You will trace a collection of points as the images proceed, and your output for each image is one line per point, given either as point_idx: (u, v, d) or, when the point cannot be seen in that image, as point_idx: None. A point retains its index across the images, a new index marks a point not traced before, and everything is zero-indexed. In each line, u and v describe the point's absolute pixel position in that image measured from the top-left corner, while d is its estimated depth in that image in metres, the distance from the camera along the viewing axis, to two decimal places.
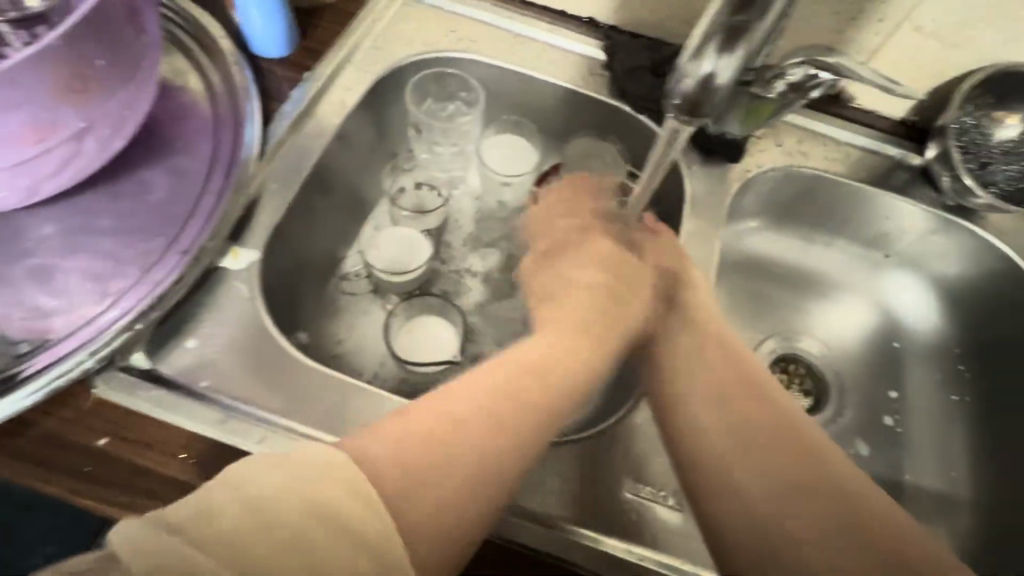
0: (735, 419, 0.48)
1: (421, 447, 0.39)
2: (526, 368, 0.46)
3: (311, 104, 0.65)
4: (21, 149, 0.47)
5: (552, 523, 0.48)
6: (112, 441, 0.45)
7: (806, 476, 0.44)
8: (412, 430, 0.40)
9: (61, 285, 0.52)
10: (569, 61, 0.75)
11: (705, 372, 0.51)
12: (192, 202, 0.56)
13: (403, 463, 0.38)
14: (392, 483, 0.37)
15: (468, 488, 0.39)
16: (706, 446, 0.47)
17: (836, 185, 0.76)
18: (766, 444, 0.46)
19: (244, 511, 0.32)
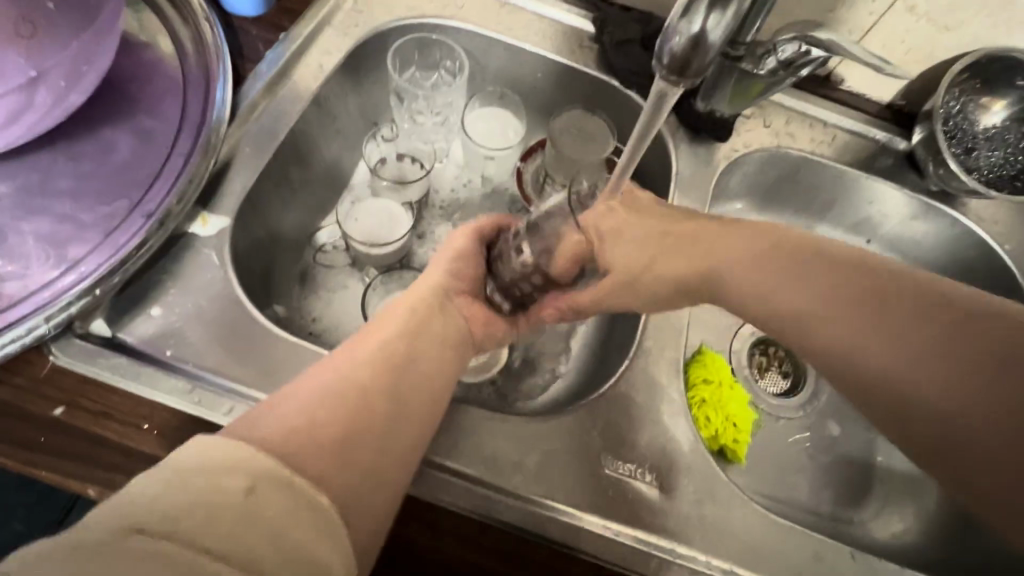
0: (861, 315, 0.42)
1: (317, 413, 0.37)
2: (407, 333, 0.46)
3: (287, 66, 0.62)
4: None
5: (528, 498, 0.48)
6: (68, 410, 0.43)
7: (940, 324, 0.41)
8: (306, 401, 0.38)
9: (14, 246, 0.49)
10: (558, 32, 0.73)
11: (832, 285, 0.44)
12: (158, 164, 0.53)
13: (303, 433, 0.36)
14: (304, 450, 0.35)
15: (381, 447, 0.39)
16: (828, 348, 0.43)
17: (821, 167, 0.75)
18: (882, 314, 0.42)
19: (167, 480, 0.29)
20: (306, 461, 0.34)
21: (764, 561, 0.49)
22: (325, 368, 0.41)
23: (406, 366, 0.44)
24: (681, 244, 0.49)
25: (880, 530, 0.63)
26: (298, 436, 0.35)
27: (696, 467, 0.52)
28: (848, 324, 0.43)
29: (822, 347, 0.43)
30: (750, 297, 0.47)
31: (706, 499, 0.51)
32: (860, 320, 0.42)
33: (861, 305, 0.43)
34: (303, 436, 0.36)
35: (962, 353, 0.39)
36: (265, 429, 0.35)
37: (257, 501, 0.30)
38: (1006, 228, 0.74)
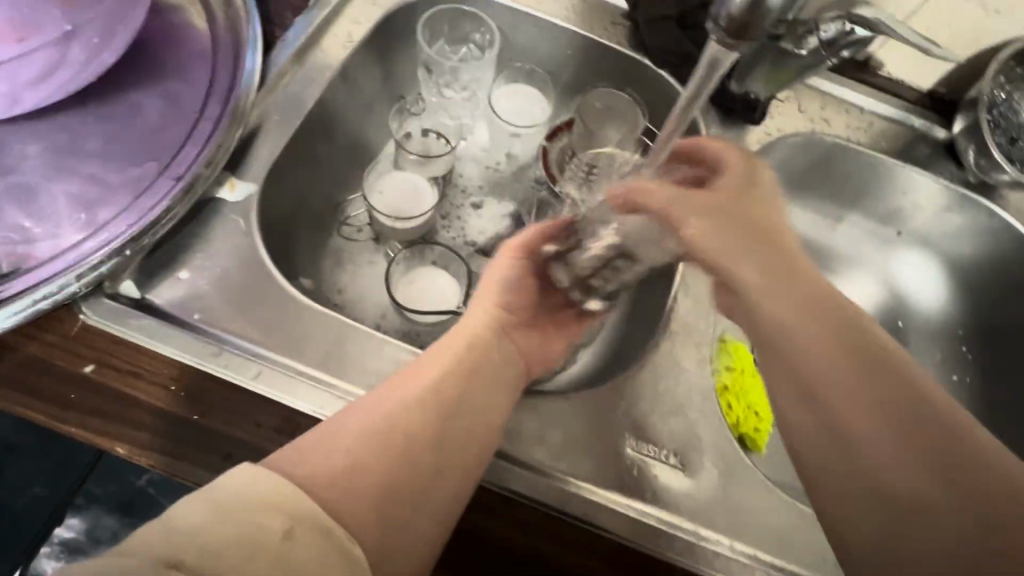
0: (865, 378, 0.40)
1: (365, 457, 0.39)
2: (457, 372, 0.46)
3: (316, 35, 0.61)
4: None
5: (552, 474, 0.48)
6: (96, 369, 0.43)
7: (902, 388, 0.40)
8: (351, 439, 0.39)
9: (43, 206, 0.49)
10: (589, 8, 0.72)
11: (818, 312, 0.41)
12: (187, 127, 0.53)
13: (356, 472, 0.38)
14: (343, 496, 0.37)
15: (418, 493, 0.40)
16: (837, 399, 0.40)
17: (857, 154, 0.73)
18: (916, 412, 0.39)
19: (210, 511, 0.32)
20: (351, 505, 0.37)
21: (788, 548, 0.48)
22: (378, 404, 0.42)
23: (454, 416, 0.44)
24: (764, 246, 0.42)
25: None
26: (340, 473, 0.38)
27: (721, 453, 0.52)
28: (851, 400, 0.40)
29: (845, 424, 0.40)
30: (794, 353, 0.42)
31: (731, 483, 0.50)
32: (862, 395, 0.40)
33: (847, 348, 0.41)
34: (357, 475, 0.38)
35: (904, 438, 0.39)
36: (320, 468, 0.37)
37: (295, 545, 0.33)
38: None
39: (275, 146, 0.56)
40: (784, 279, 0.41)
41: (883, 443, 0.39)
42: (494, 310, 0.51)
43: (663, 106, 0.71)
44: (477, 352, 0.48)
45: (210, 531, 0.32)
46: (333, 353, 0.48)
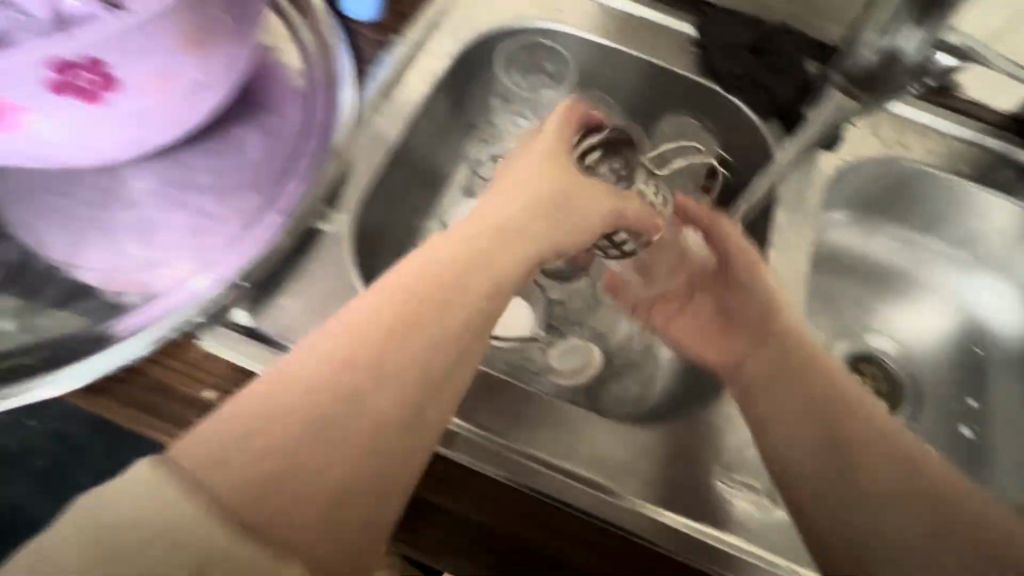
0: (825, 409, 0.48)
1: (358, 398, 0.36)
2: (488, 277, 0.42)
3: (400, 70, 0.64)
4: (138, 101, 0.47)
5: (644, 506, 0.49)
6: (219, 396, 0.46)
7: (865, 430, 0.47)
8: (342, 355, 0.36)
9: (159, 239, 0.52)
10: (659, 35, 0.73)
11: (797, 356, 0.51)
12: (285, 163, 0.56)
13: (358, 415, 0.36)
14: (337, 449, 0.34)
15: (296, 469, 0.33)
16: (785, 427, 0.49)
17: (936, 178, 0.72)
18: (875, 447, 0.46)
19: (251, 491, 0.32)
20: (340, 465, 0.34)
21: None
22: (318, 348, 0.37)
23: (393, 363, 0.37)
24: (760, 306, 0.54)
25: None
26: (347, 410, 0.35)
27: None
28: (801, 427, 0.48)
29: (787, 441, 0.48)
30: (772, 400, 0.50)
31: None
32: (849, 434, 0.46)
33: (816, 387, 0.49)
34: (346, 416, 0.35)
35: (860, 462, 0.45)
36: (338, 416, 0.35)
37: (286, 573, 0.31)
38: None
39: (366, 178, 0.58)
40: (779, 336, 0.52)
41: (873, 471, 0.45)
42: (547, 256, 0.45)
43: (735, 132, 0.71)
44: (452, 268, 0.41)
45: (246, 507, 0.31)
46: None
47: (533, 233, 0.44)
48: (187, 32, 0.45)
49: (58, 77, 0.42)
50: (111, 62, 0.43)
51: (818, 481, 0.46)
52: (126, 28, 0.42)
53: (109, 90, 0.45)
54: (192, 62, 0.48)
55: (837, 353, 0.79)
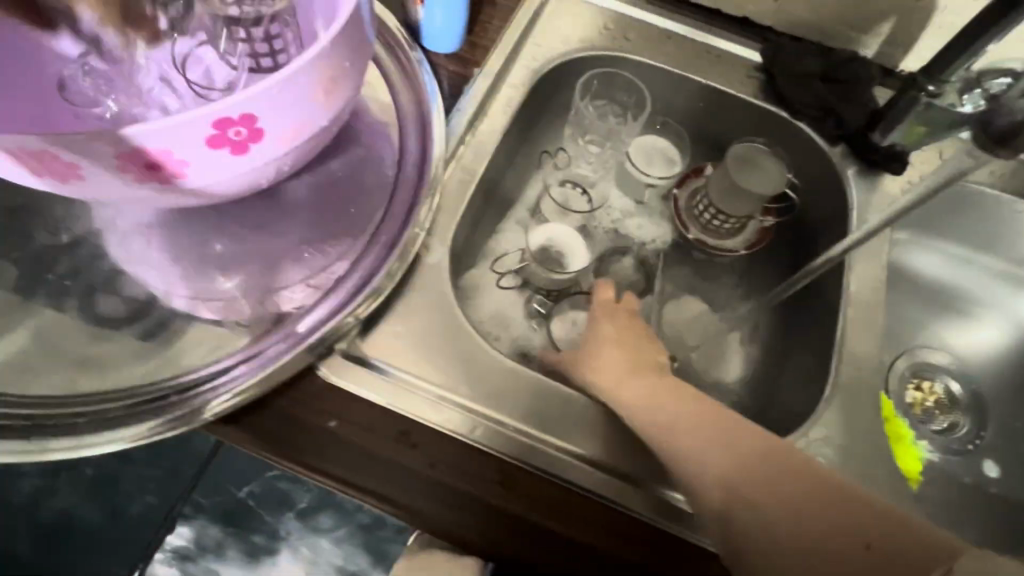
0: (769, 475, 0.43)
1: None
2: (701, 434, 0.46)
3: (483, 101, 0.66)
4: (274, 150, 0.45)
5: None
6: (342, 424, 0.49)
7: (816, 513, 0.40)
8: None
9: (269, 270, 0.54)
10: (726, 61, 0.74)
11: (714, 431, 0.46)
12: (384, 193, 0.58)
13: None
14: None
15: None
16: (738, 506, 0.42)
17: (1000, 199, 0.75)
18: (797, 517, 0.40)
19: None
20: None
21: None
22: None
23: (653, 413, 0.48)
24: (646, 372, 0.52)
25: None
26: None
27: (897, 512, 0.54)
28: (738, 501, 0.43)
29: (768, 553, 0.40)
30: (736, 492, 0.43)
31: None
32: (816, 525, 0.40)
33: (741, 449, 0.45)
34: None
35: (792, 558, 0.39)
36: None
37: None
38: None
39: (459, 208, 0.61)
40: (692, 415, 0.47)
41: (776, 545, 0.40)
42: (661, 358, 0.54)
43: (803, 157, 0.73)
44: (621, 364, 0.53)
45: None
46: (531, 408, 0.54)
47: (608, 380, 0.53)
48: (330, 79, 0.44)
49: (213, 133, 0.41)
50: (262, 117, 0.42)
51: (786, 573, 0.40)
52: (280, 84, 0.41)
53: (256, 140, 0.43)
54: (325, 107, 0.46)
55: (897, 369, 0.81)
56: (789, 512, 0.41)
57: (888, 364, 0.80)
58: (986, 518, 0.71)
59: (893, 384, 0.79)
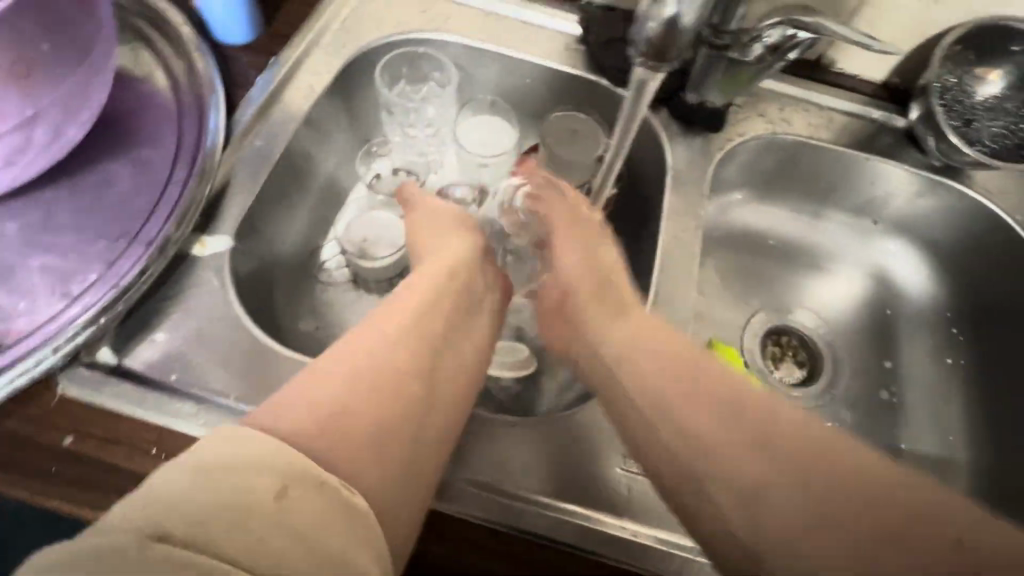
0: (725, 409, 0.41)
1: (394, 396, 0.40)
2: (427, 355, 0.44)
3: (279, 89, 0.64)
4: None
5: (545, 501, 0.48)
6: (77, 440, 0.44)
7: (776, 436, 0.39)
8: (358, 404, 0.39)
9: (17, 283, 0.50)
10: (543, 34, 0.74)
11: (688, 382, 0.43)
12: (155, 191, 0.55)
13: (397, 421, 0.39)
14: (342, 452, 0.36)
15: (421, 401, 0.41)
16: (716, 455, 0.39)
17: (821, 150, 0.74)
18: (784, 453, 0.38)
19: (198, 483, 0.30)
20: (386, 496, 0.36)
21: None
22: (318, 385, 0.39)
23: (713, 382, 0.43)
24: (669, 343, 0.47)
25: None
26: (336, 431, 0.37)
27: None
28: (731, 452, 0.39)
29: (710, 449, 0.40)
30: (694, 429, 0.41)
31: None
32: (773, 466, 0.38)
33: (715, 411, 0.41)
34: (399, 416, 0.40)
35: (755, 425, 0.40)
36: (289, 419, 0.36)
37: (287, 502, 0.31)
38: (1016, 198, 0.71)
39: (244, 201, 0.57)
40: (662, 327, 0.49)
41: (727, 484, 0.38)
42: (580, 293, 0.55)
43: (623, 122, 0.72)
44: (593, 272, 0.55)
45: (308, 442, 0.36)
46: None
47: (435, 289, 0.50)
48: (10, 56, 0.42)
49: None
50: None
51: (661, 437, 0.42)
52: None
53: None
54: (16, 95, 0.44)
55: (755, 327, 0.79)
56: (766, 443, 0.39)
57: (745, 319, 0.79)
58: None
59: (750, 342, 0.78)
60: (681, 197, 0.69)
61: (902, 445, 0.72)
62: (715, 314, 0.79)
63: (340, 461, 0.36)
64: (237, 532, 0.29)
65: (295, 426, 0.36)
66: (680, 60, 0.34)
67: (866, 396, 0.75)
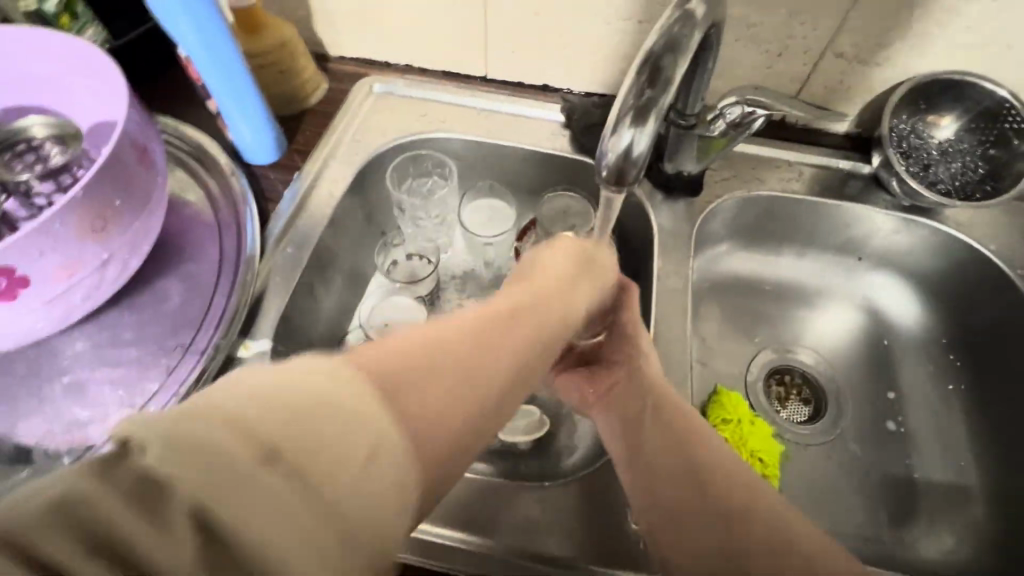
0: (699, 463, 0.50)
1: (470, 364, 0.34)
2: (511, 323, 0.38)
3: (303, 199, 0.73)
4: (51, 289, 0.51)
5: (573, 561, 0.53)
6: None
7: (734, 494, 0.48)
8: (444, 362, 0.34)
9: (91, 397, 0.57)
10: (531, 124, 0.83)
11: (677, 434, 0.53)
12: (204, 302, 0.63)
13: (474, 377, 0.34)
14: (414, 415, 0.31)
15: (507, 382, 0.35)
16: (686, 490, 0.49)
17: (794, 201, 0.80)
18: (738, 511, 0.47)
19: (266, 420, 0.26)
20: (433, 450, 0.31)
21: None
22: (421, 341, 0.34)
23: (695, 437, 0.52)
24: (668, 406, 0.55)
25: (927, 549, 0.69)
26: (413, 367, 0.32)
27: None
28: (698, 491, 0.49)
29: (684, 477, 0.50)
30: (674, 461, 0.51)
31: None
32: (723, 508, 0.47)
33: (686, 459, 0.51)
34: (476, 374, 0.34)
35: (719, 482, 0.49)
36: (375, 358, 0.31)
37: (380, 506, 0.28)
38: (986, 228, 0.76)
39: (279, 303, 0.65)
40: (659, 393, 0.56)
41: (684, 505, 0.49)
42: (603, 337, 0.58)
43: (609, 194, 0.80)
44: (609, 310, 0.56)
45: (396, 389, 0.31)
46: None
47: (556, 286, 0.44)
48: (94, 217, 0.50)
49: None
50: (21, 267, 0.48)
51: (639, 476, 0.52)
52: (17, 244, 0.46)
53: (23, 286, 0.49)
54: (95, 245, 0.52)
55: (758, 368, 0.83)
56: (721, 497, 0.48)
57: (748, 361, 0.83)
58: (858, 500, 0.73)
59: (755, 382, 0.82)
60: (670, 256, 0.75)
61: (915, 474, 0.74)
62: (718, 359, 0.83)
63: (419, 394, 0.31)
64: (315, 449, 0.26)
65: (392, 362, 0.31)
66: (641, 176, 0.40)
67: (877, 426, 0.77)
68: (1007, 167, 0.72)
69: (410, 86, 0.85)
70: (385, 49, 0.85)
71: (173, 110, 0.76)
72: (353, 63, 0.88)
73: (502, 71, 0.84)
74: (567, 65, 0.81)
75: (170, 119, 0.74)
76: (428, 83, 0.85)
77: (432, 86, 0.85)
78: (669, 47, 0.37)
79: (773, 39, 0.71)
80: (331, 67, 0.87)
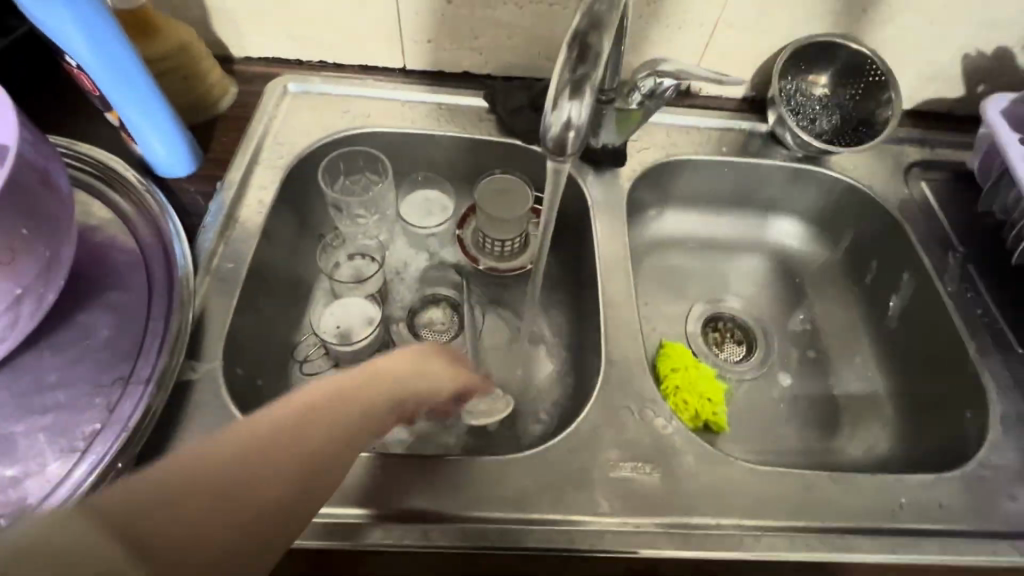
0: None
1: (209, 479, 0.36)
2: (311, 423, 0.43)
3: (232, 210, 0.69)
4: None
5: (530, 519, 0.54)
6: None
7: None
8: (225, 460, 0.38)
9: (18, 449, 0.52)
10: (457, 111, 0.83)
11: None
12: (136, 332, 0.59)
13: (237, 509, 0.37)
14: (177, 529, 0.34)
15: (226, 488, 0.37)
16: None
17: (708, 162, 0.87)
18: None
19: None
20: None
21: (766, 507, 0.56)
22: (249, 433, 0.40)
23: None
24: None
25: (855, 449, 0.79)
26: (191, 491, 0.35)
27: (692, 447, 0.59)
28: None
29: None
30: None
31: (707, 464, 0.58)
32: None
33: None
34: (236, 504, 0.37)
35: None
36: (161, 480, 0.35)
37: None
38: (866, 169, 0.87)
39: (223, 319, 0.62)
40: None
41: None
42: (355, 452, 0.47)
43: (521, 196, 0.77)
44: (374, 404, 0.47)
45: (158, 515, 0.34)
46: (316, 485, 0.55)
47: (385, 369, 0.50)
48: None
49: None
50: None
51: None
52: None
53: None
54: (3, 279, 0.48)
55: (694, 318, 0.90)
56: None
57: (685, 315, 0.90)
58: (793, 420, 0.82)
59: (694, 332, 0.89)
60: (607, 224, 0.79)
61: (836, 391, 0.84)
62: (659, 316, 0.89)
63: (219, 498, 0.36)
64: None
65: (132, 510, 0.33)
66: (581, 149, 0.43)
67: (798, 358, 0.87)
68: (877, 116, 0.84)
69: (327, 83, 0.82)
70: (295, 47, 0.82)
71: (62, 129, 0.69)
72: (262, 64, 0.83)
73: (420, 62, 0.84)
74: (485, 51, 0.82)
75: (63, 138, 0.67)
76: (345, 79, 0.83)
77: (351, 81, 0.83)
78: (592, 24, 0.39)
79: (673, 16, 0.77)
80: (238, 70, 0.83)
